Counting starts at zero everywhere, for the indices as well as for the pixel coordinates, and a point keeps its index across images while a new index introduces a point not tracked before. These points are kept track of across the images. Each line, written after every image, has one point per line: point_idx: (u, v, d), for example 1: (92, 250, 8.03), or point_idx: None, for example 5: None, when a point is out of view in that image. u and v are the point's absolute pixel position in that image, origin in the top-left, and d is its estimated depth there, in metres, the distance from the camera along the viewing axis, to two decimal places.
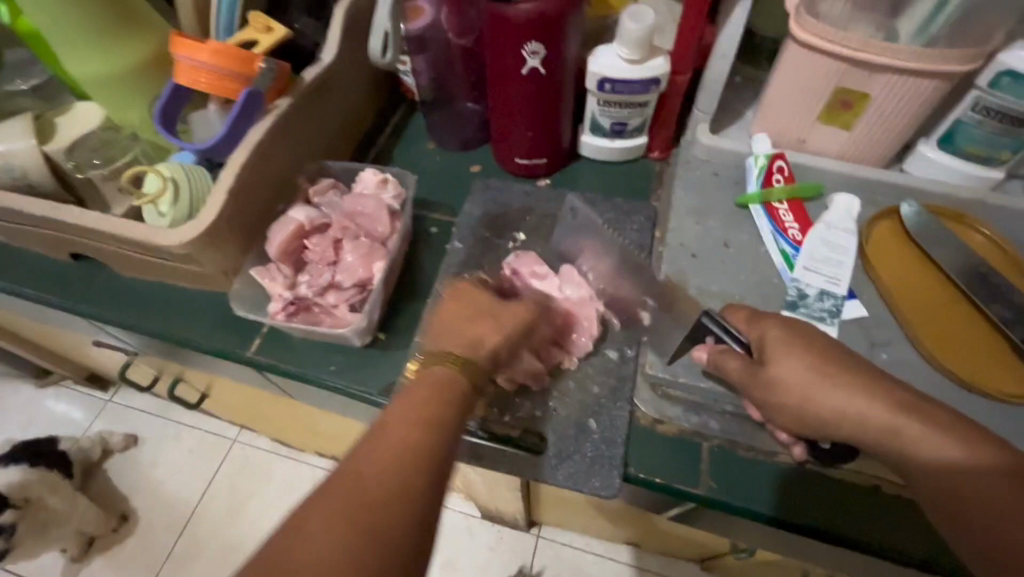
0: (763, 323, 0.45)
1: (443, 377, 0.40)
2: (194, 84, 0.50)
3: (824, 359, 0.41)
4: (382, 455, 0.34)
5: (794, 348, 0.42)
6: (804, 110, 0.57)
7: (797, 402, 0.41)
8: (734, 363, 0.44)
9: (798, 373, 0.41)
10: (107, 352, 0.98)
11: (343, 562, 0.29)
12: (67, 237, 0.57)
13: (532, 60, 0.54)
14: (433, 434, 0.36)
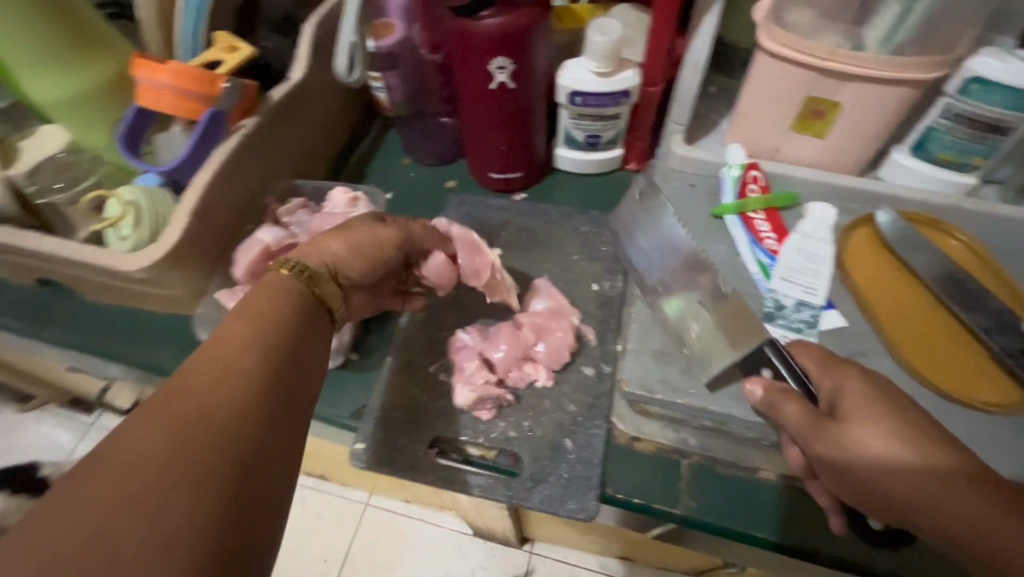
0: (836, 373, 0.41)
1: (289, 281, 0.42)
2: (156, 106, 0.49)
3: (914, 429, 0.37)
4: (211, 366, 0.34)
5: (880, 407, 0.38)
6: (777, 120, 0.56)
7: (868, 468, 0.37)
8: (794, 408, 0.40)
9: (880, 439, 0.37)
10: (84, 375, 0.96)
11: (187, 428, 0.31)
12: (30, 263, 0.56)
13: (499, 75, 0.53)
14: (265, 326, 0.38)
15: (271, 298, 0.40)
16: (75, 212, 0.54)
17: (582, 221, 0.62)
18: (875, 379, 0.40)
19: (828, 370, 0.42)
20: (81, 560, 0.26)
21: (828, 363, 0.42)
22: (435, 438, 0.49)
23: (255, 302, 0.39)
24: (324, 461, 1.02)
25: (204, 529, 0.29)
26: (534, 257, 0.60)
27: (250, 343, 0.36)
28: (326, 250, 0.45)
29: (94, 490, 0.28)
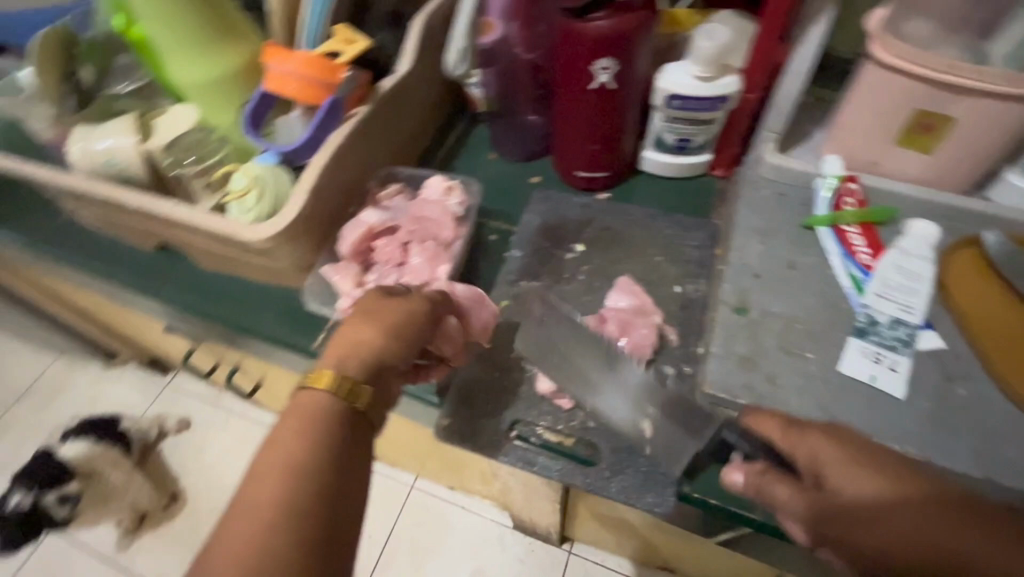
0: (807, 441, 0.38)
1: (320, 402, 0.36)
2: (281, 90, 0.53)
3: (897, 480, 0.36)
4: (240, 533, 0.30)
5: (866, 469, 0.36)
6: (880, 132, 0.55)
7: (880, 541, 0.34)
8: (783, 489, 0.38)
9: (876, 500, 0.35)
10: (172, 337, 1.04)
11: None
12: (157, 229, 0.61)
13: (602, 75, 0.55)
14: (300, 468, 0.33)
15: (300, 431, 0.35)
16: (199, 186, 0.60)
17: (666, 224, 0.63)
18: (842, 436, 0.38)
19: (792, 437, 0.39)
20: None
21: (790, 430, 0.40)
22: (516, 419, 0.51)
23: (279, 440, 0.34)
24: (378, 440, 1.06)
25: None
26: (616, 255, 0.61)
27: (270, 510, 0.31)
28: (366, 347, 0.40)
29: None
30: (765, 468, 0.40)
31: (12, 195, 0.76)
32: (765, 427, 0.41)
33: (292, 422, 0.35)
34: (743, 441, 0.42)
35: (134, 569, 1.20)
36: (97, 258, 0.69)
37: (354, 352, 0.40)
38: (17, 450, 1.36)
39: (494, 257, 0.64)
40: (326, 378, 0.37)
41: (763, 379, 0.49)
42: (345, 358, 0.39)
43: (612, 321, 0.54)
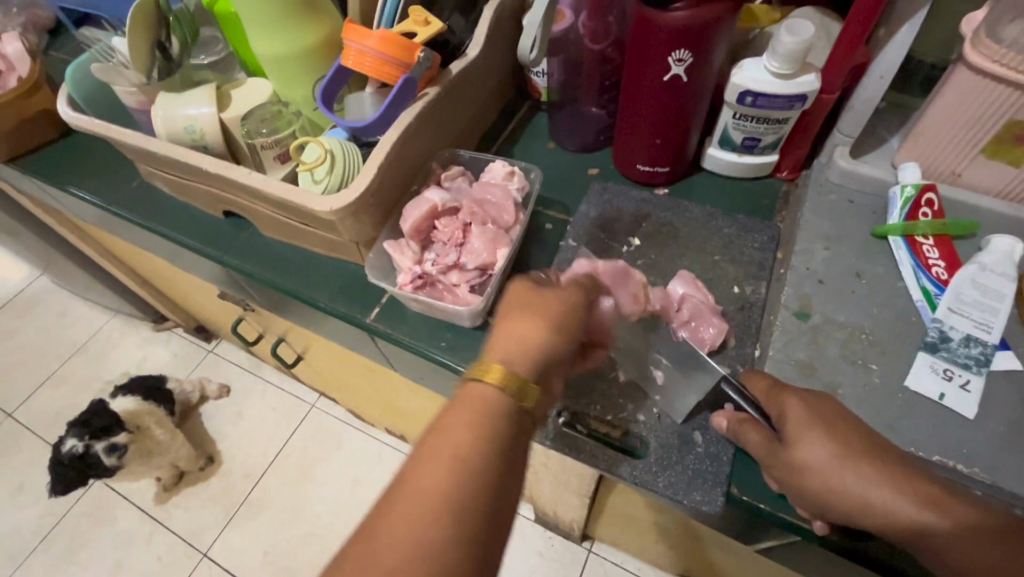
0: (781, 399, 0.43)
1: (491, 397, 0.36)
2: (358, 67, 0.54)
3: (847, 442, 0.39)
4: (417, 501, 0.32)
5: (815, 427, 0.40)
6: (965, 142, 0.52)
7: (814, 487, 0.39)
8: (755, 436, 0.43)
9: (821, 457, 0.39)
10: (223, 304, 1.08)
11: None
12: (227, 195, 0.64)
13: (676, 67, 0.54)
14: (474, 455, 0.33)
15: (471, 419, 0.35)
16: (268, 157, 0.62)
17: (726, 223, 0.62)
18: (814, 402, 0.41)
19: (774, 396, 0.43)
20: None
21: (774, 388, 0.44)
22: (563, 407, 0.52)
23: (453, 423, 0.35)
24: (411, 421, 1.08)
25: None
26: (673, 252, 0.60)
27: (443, 486, 0.32)
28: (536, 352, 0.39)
29: None
30: (745, 418, 0.45)
31: (92, 157, 0.81)
32: (755, 385, 0.45)
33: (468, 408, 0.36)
34: (736, 395, 0.46)
35: (170, 523, 1.26)
36: (166, 221, 0.73)
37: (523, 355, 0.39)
38: (72, 401, 1.44)
39: (548, 245, 0.64)
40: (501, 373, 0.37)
41: (822, 387, 0.47)
42: (514, 358, 0.38)
43: (686, 304, 0.53)
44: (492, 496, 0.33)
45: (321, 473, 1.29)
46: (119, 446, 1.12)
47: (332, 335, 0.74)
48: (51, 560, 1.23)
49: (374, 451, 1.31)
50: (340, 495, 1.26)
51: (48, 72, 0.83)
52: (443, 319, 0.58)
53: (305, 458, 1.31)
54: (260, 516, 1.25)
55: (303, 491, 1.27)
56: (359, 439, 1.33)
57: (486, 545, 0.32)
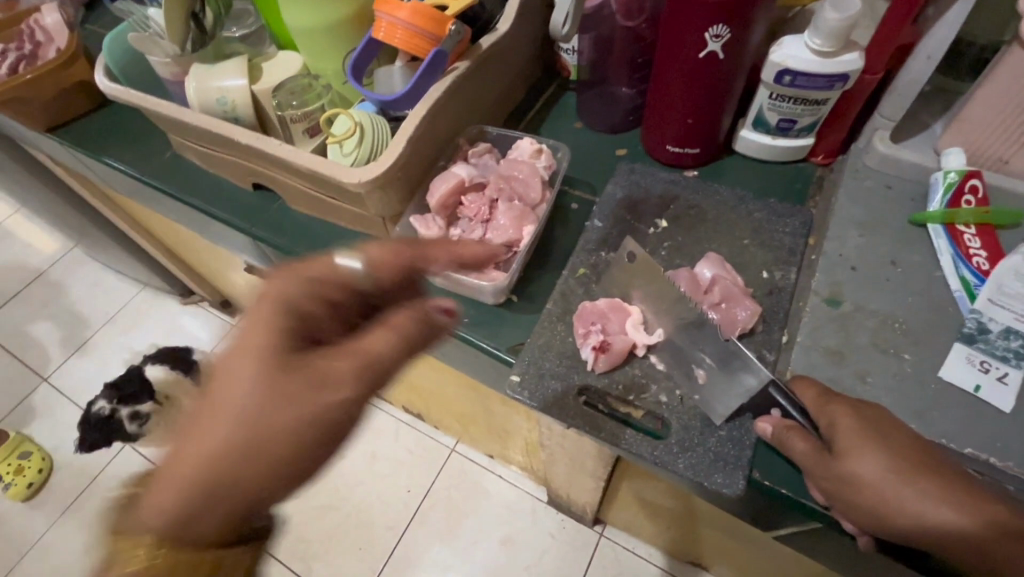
0: (828, 410, 0.41)
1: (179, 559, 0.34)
2: (389, 39, 0.54)
3: (903, 457, 0.37)
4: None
5: (870, 439, 0.38)
6: (1015, 127, 0.50)
7: (867, 502, 0.37)
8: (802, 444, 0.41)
9: (877, 472, 0.37)
10: (248, 279, 1.11)
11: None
12: (256, 166, 0.64)
13: (712, 44, 0.52)
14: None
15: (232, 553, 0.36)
16: (298, 129, 0.62)
17: (756, 207, 0.61)
18: (865, 412, 0.40)
19: (822, 405, 0.42)
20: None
21: (823, 398, 0.42)
22: (584, 385, 0.51)
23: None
24: (428, 399, 1.09)
25: None
26: (701, 235, 0.60)
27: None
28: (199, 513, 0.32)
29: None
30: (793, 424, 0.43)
31: (126, 128, 0.82)
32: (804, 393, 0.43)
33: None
34: (783, 399, 0.44)
35: None
36: (198, 192, 0.74)
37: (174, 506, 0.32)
38: (103, 369, 1.49)
39: (573, 225, 0.63)
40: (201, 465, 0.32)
41: (851, 375, 0.46)
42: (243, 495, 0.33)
43: (717, 286, 0.53)
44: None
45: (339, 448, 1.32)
46: None
47: None
48: (82, 519, 1.29)
49: (391, 428, 1.33)
50: (358, 469, 1.29)
51: (84, 43, 0.84)
52: (467, 295, 0.58)
53: None
54: None
55: None
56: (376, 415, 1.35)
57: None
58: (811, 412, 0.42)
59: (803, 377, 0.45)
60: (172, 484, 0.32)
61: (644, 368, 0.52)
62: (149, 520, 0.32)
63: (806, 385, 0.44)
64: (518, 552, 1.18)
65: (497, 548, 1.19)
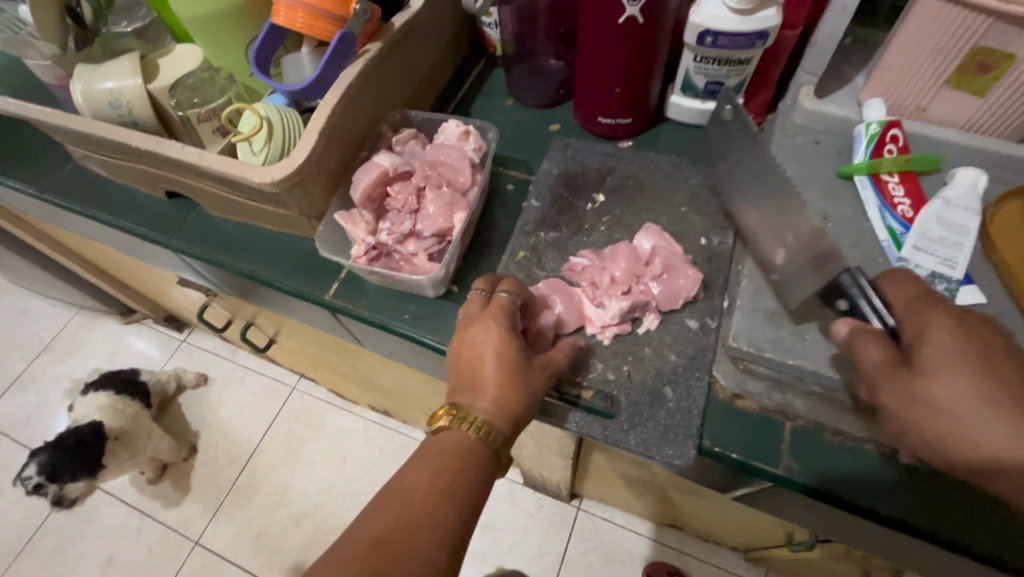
0: (926, 318, 0.39)
1: (461, 440, 0.41)
2: (290, 25, 0.49)
3: (998, 381, 0.35)
4: (443, 459, 0.40)
5: (971, 356, 0.36)
6: (928, 75, 0.50)
7: (944, 432, 0.36)
8: (876, 350, 0.39)
9: (963, 389, 0.35)
10: (187, 293, 1.05)
11: (442, 474, 0.39)
12: (164, 173, 0.59)
13: (631, 8, 0.51)
14: (470, 472, 0.40)
15: (458, 457, 0.40)
16: (206, 129, 0.57)
17: (691, 173, 0.60)
18: (969, 326, 0.38)
19: (914, 311, 0.40)
20: (435, 494, 0.38)
21: (921, 302, 0.40)
22: None
23: (438, 457, 0.40)
24: (393, 396, 1.07)
25: (433, 498, 0.38)
26: (639, 206, 0.59)
27: (447, 470, 0.39)
28: (514, 412, 0.42)
29: (429, 481, 0.39)
30: (871, 327, 0.41)
31: (21, 141, 0.75)
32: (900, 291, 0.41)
33: (451, 446, 0.40)
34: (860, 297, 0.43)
35: (158, 514, 1.24)
36: (109, 205, 0.68)
37: (498, 408, 0.41)
38: (42, 402, 1.40)
39: (511, 206, 0.61)
40: (507, 391, 0.42)
41: (791, 333, 0.46)
42: (505, 411, 0.41)
43: (657, 257, 0.52)
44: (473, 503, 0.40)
45: (308, 454, 1.28)
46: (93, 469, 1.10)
47: (297, 314, 0.72)
48: (39, 560, 1.21)
49: (360, 429, 1.30)
50: (329, 473, 1.26)
51: None
52: (405, 290, 0.56)
53: (291, 440, 1.30)
54: (249, 502, 1.24)
55: (290, 472, 1.26)
56: (343, 418, 1.32)
57: (457, 515, 0.39)
58: (904, 311, 0.40)
59: (898, 273, 0.42)
60: (491, 386, 0.42)
61: (589, 347, 0.51)
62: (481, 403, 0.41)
63: (902, 284, 0.42)
64: (498, 535, 1.18)
65: (478, 534, 1.19)
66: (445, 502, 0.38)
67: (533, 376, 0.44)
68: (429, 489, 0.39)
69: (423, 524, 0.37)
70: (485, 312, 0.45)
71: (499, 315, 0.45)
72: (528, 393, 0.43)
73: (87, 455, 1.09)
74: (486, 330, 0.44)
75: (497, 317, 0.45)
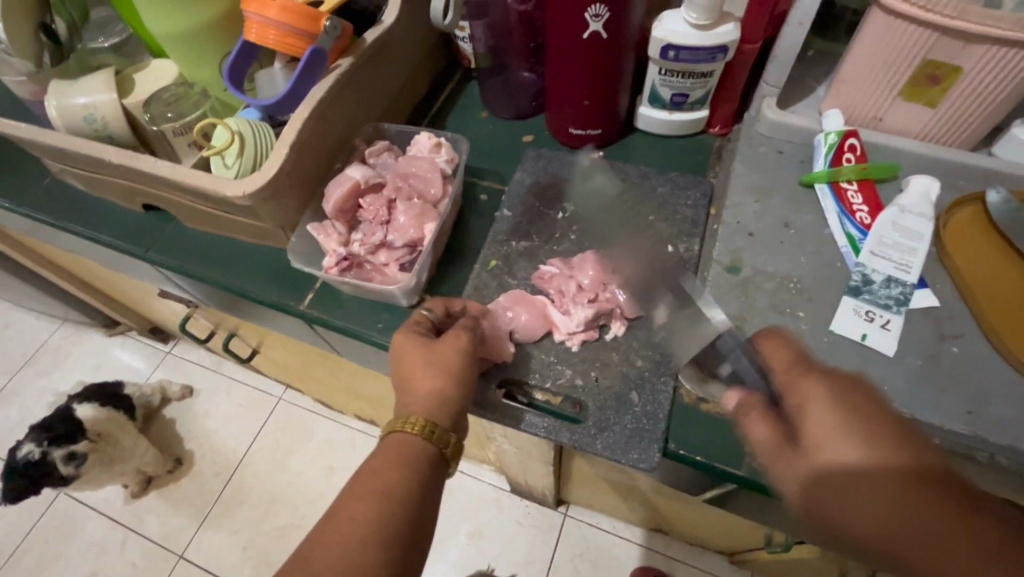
0: (803, 387, 0.37)
1: (406, 444, 0.43)
2: (262, 41, 0.50)
3: (878, 448, 0.34)
4: (386, 463, 0.42)
5: (852, 426, 0.35)
6: (883, 85, 0.52)
7: (834, 512, 0.35)
8: (762, 427, 0.38)
9: (847, 465, 0.34)
10: (169, 304, 1.04)
11: (386, 479, 0.41)
12: (140, 187, 0.60)
13: (594, 23, 0.53)
14: (415, 473, 0.42)
15: (401, 460, 0.42)
16: (181, 143, 0.58)
17: (660, 182, 0.62)
18: (844, 389, 0.36)
19: (791, 375, 0.38)
20: (380, 497, 0.40)
21: (794, 368, 0.38)
22: (504, 378, 0.52)
23: (380, 463, 0.42)
24: (379, 406, 1.07)
25: (377, 501, 0.39)
26: (609, 216, 0.60)
27: (390, 474, 0.41)
28: (449, 403, 0.45)
29: (374, 485, 0.40)
30: (758, 401, 0.40)
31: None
32: (776, 356, 0.39)
33: (393, 451, 0.42)
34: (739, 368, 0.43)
35: (142, 528, 1.23)
36: (86, 219, 0.69)
37: (433, 403, 0.44)
38: (25, 415, 1.38)
39: (485, 216, 0.63)
40: (438, 386, 0.45)
41: None
42: (440, 405, 0.44)
43: None
44: (422, 503, 0.41)
45: (294, 464, 1.28)
46: (78, 455, 1.07)
47: (276, 325, 0.72)
48: None
49: (346, 439, 1.30)
50: (314, 484, 1.25)
51: None
52: (377, 300, 0.57)
53: (277, 451, 1.29)
54: (234, 514, 1.23)
55: (277, 483, 1.26)
56: (330, 427, 1.32)
57: (406, 514, 0.40)
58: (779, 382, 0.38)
59: (773, 336, 0.40)
60: (424, 384, 0.45)
61: (559, 354, 0.52)
62: (419, 404, 0.44)
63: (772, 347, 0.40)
64: (486, 543, 1.18)
65: (466, 543, 1.19)
66: (393, 504, 0.40)
67: (466, 365, 0.46)
68: (374, 492, 0.40)
69: (372, 525, 0.38)
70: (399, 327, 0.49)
71: (409, 326, 0.48)
72: (460, 381, 0.46)
73: (67, 441, 1.06)
74: (400, 341, 0.47)
75: (407, 328, 0.48)
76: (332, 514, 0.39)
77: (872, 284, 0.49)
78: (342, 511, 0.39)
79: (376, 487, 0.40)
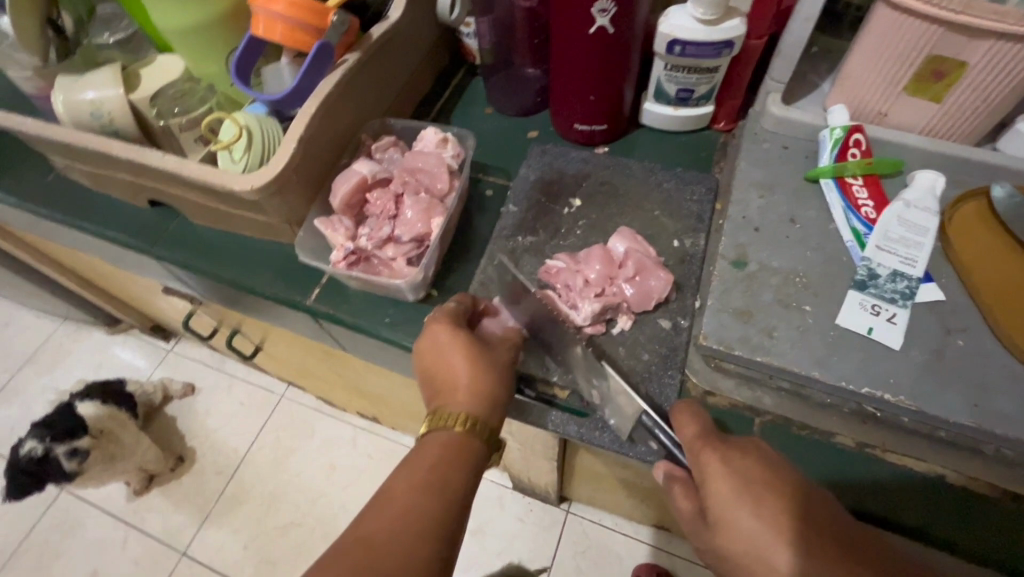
0: (703, 459, 0.42)
1: (451, 438, 0.43)
2: (269, 36, 0.50)
3: (771, 513, 0.39)
4: (432, 457, 0.42)
5: (740, 504, 0.40)
6: (888, 80, 0.52)
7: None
8: (683, 499, 0.44)
9: (749, 533, 0.39)
10: (172, 301, 1.04)
11: (433, 473, 0.41)
12: (146, 182, 0.60)
13: (600, 19, 0.53)
14: (460, 466, 0.42)
15: (446, 454, 0.42)
16: (188, 138, 0.59)
17: (665, 177, 0.62)
18: (737, 458, 0.42)
19: (697, 445, 0.43)
20: (428, 490, 0.40)
21: (697, 441, 0.43)
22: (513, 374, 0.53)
23: (425, 456, 0.42)
24: (382, 403, 1.08)
25: (427, 493, 0.40)
26: (614, 211, 0.60)
27: (437, 467, 0.41)
28: (490, 397, 0.45)
29: (421, 479, 0.41)
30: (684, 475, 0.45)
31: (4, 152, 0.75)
32: (686, 427, 0.44)
33: (438, 444, 0.43)
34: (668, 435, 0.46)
35: (144, 526, 1.23)
36: (91, 215, 0.69)
37: (475, 397, 0.45)
38: (27, 413, 1.38)
39: (491, 212, 0.63)
40: (480, 381, 0.45)
41: (759, 332, 0.48)
42: (483, 400, 0.45)
43: (630, 259, 0.54)
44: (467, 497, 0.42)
45: (296, 462, 1.28)
46: (80, 450, 1.07)
47: (282, 321, 0.72)
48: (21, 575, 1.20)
49: (348, 436, 1.30)
50: (317, 481, 1.25)
51: None
52: (384, 294, 0.57)
53: (279, 449, 1.29)
54: (236, 511, 1.23)
55: (279, 481, 1.26)
56: (332, 425, 1.32)
57: (453, 507, 0.40)
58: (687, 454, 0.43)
59: (682, 410, 0.45)
60: (466, 379, 0.45)
61: None
62: (461, 399, 0.45)
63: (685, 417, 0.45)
64: (488, 540, 1.18)
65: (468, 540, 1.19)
66: (441, 497, 0.40)
67: (502, 363, 0.48)
68: (422, 486, 0.40)
69: (423, 518, 0.39)
70: (434, 318, 0.49)
71: (444, 318, 0.49)
72: (501, 378, 0.47)
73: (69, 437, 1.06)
74: (437, 334, 0.47)
75: (443, 321, 0.48)
76: (378, 507, 0.39)
77: (878, 278, 0.49)
78: (389, 504, 0.39)
79: (424, 480, 0.41)
